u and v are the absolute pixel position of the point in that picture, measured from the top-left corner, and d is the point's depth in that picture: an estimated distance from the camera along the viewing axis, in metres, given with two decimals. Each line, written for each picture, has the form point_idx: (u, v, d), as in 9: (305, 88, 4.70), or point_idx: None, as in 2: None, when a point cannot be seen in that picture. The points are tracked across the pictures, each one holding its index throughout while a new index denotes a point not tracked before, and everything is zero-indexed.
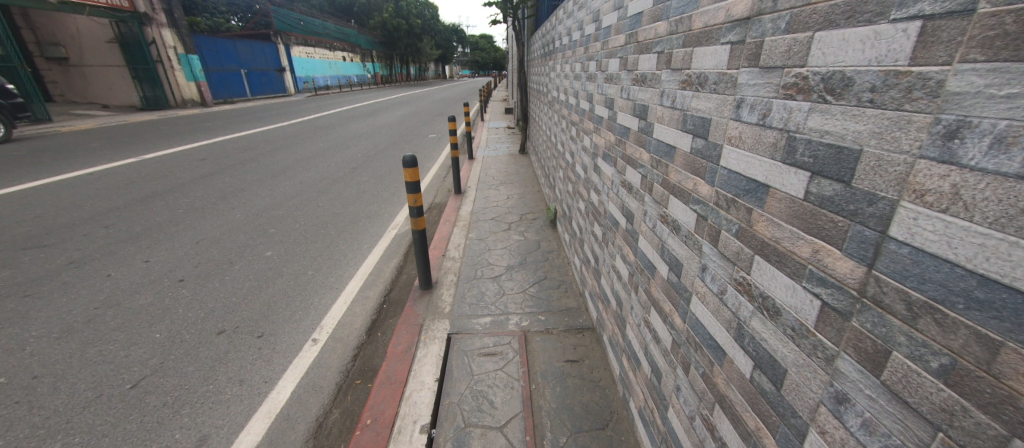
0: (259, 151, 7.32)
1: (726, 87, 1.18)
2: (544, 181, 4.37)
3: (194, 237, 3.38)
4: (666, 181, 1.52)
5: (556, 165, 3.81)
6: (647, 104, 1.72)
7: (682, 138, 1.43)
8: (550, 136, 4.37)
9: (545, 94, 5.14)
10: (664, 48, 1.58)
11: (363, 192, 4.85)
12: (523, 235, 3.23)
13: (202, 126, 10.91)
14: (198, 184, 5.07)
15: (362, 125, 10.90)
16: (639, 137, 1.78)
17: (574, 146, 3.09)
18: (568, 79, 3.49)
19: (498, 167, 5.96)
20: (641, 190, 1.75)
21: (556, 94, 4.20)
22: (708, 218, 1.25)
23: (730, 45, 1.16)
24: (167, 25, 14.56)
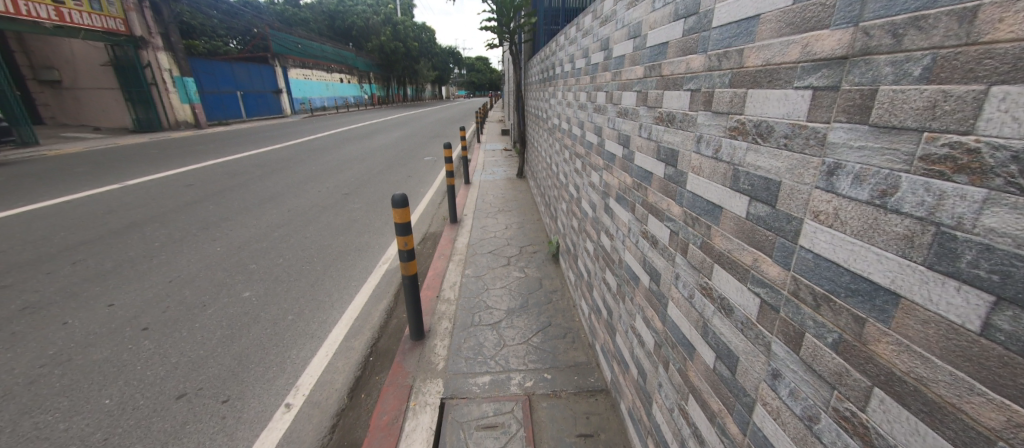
0: (249, 175, 7.12)
1: (805, 145, 0.81)
2: (544, 210, 4.16)
3: (168, 275, 3.14)
4: (705, 245, 1.17)
5: (557, 195, 3.60)
6: (673, 148, 1.34)
7: (727, 198, 1.06)
8: (550, 164, 4.17)
9: (544, 120, 4.97)
10: (695, 86, 1.21)
11: (355, 220, 4.64)
12: (523, 272, 3.00)
13: (193, 149, 10.73)
14: (181, 212, 4.86)
15: (357, 147, 10.79)
16: (661, 184, 1.43)
17: (576, 177, 2.87)
18: (569, 106, 3.28)
19: (496, 193, 5.78)
20: (668, 246, 1.41)
21: (556, 121, 4.00)
22: (780, 308, 0.90)
23: (812, 90, 0.79)
24: (163, 48, 14.55)
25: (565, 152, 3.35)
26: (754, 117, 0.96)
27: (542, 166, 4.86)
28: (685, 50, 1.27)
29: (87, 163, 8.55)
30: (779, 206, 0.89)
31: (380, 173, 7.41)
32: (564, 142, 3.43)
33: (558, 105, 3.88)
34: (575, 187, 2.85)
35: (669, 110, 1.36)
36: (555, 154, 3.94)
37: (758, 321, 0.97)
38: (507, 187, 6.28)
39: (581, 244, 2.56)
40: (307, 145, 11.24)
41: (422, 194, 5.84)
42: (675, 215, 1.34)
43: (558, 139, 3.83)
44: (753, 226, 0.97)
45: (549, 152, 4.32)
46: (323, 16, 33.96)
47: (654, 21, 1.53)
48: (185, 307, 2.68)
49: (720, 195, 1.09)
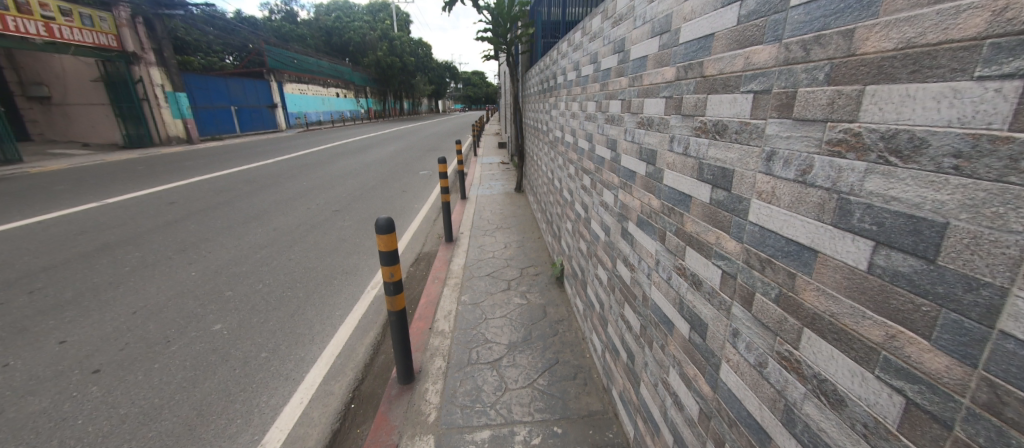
0: (235, 192, 6.86)
1: (999, 165, 0.56)
2: (546, 228, 3.91)
3: (133, 306, 2.87)
4: (793, 304, 0.91)
5: (559, 213, 3.36)
6: (728, 166, 1.10)
7: (836, 241, 0.80)
8: (551, 180, 3.93)
9: (544, 133, 4.75)
10: (763, 86, 0.98)
11: (343, 239, 4.38)
12: (525, 299, 2.74)
13: (181, 165, 10.46)
14: (157, 233, 4.57)
15: (351, 162, 10.57)
16: (709, 212, 1.18)
17: (582, 195, 2.62)
18: (573, 118, 3.05)
19: (493, 208, 5.54)
20: (722, 294, 1.15)
21: (557, 134, 3.77)
22: (952, 421, 0.63)
23: (1013, 79, 0.54)
24: (156, 63, 14.41)
25: (569, 168, 3.12)
26: (877, 124, 0.71)
27: (542, 182, 4.62)
28: (743, 45, 1.04)
29: (69, 180, 8.27)
30: (946, 261, 0.62)
31: (372, 188, 7.16)
32: (568, 157, 3.20)
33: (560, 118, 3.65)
34: (582, 206, 2.60)
35: (718, 118, 1.13)
36: (557, 169, 3.70)
37: (905, 432, 0.70)
38: (505, 203, 6.04)
39: (590, 269, 2.31)
40: (300, 159, 11.01)
41: (417, 211, 5.58)
42: (733, 254, 1.09)
43: (560, 153, 3.60)
44: (888, 287, 0.71)
45: (550, 167, 4.08)
46: (319, 31, 34.13)
47: (691, 12, 1.30)
48: (147, 344, 2.41)
49: (822, 236, 0.83)
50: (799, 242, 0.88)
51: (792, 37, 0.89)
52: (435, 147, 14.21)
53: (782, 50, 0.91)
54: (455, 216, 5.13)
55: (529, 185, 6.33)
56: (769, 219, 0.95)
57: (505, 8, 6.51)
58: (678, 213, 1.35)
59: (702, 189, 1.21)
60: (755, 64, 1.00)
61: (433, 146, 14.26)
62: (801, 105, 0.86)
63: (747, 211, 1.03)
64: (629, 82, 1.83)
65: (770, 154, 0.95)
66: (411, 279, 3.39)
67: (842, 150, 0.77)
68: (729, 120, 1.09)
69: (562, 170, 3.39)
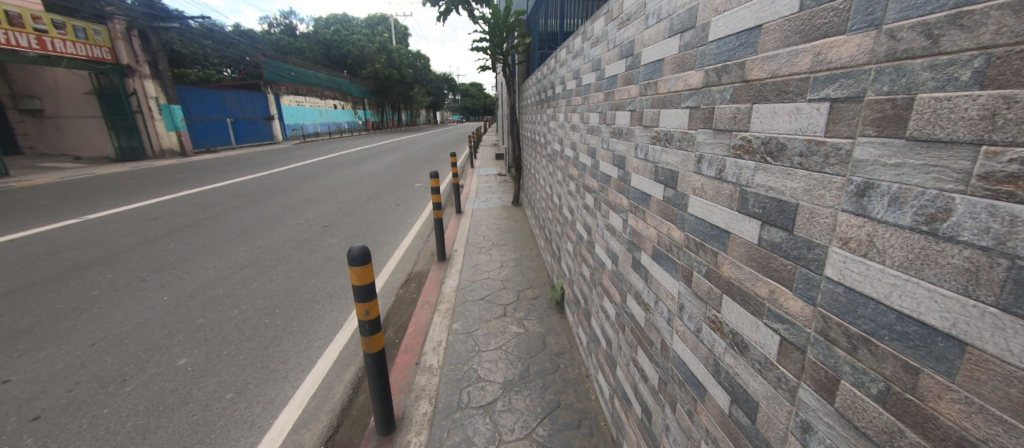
0: (223, 206, 6.65)
1: None
2: (545, 247, 3.69)
3: (93, 337, 2.63)
4: (914, 407, 0.66)
5: (559, 231, 3.14)
6: (793, 199, 0.87)
7: (1001, 332, 0.54)
8: (550, 195, 3.72)
9: (542, 146, 4.55)
10: (843, 93, 0.75)
11: (331, 258, 4.15)
12: (523, 328, 2.51)
13: (171, 178, 10.27)
14: (134, 252, 4.35)
15: (346, 174, 10.39)
16: (763, 257, 0.95)
17: (584, 214, 2.40)
18: (573, 130, 2.85)
19: (490, 223, 5.33)
20: (782, 364, 0.91)
21: (556, 147, 3.57)
22: None
23: None
24: (150, 76, 14.30)
25: (570, 183, 2.90)
26: None
27: (541, 196, 4.40)
28: (808, 38, 0.82)
29: (53, 194, 8.06)
30: None
31: (365, 202, 6.95)
32: (568, 171, 2.99)
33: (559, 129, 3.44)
34: (585, 226, 2.38)
35: (777, 134, 0.91)
36: (556, 184, 3.49)
37: None
38: (502, 217, 5.82)
39: (594, 298, 2.08)
40: (293, 172, 10.82)
41: (410, 226, 5.37)
42: (795, 315, 0.87)
43: (559, 167, 3.39)
44: None
45: (549, 181, 3.87)
46: (317, 44, 34.31)
47: (723, 3, 1.09)
48: (100, 385, 2.17)
49: (971, 319, 0.57)
50: (922, 321, 0.63)
51: (892, 21, 0.66)
52: (432, 158, 14.05)
53: (874, 39, 0.69)
54: (449, 232, 4.91)
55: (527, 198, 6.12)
56: (865, 280, 0.71)
57: (502, 17, 6.36)
58: (711, 251, 1.14)
59: (754, 228, 0.98)
60: (829, 61, 0.78)
61: (429, 158, 14.10)
62: (915, 115, 0.63)
63: (822, 263, 0.80)
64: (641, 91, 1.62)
65: (862, 186, 0.71)
66: (400, 303, 3.16)
67: (1003, 186, 0.52)
68: (791, 136, 0.87)
69: (562, 185, 3.18)
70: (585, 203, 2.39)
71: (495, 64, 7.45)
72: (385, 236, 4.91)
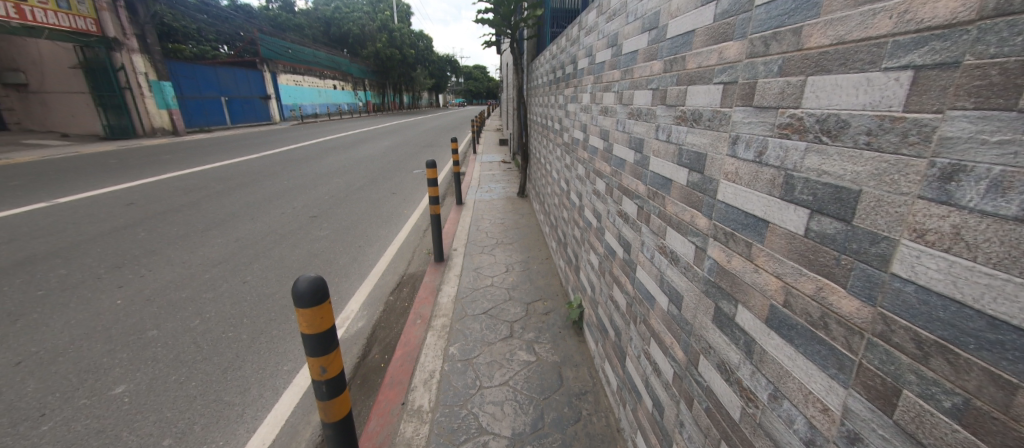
0: (206, 191, 6.19)
1: None
2: (557, 249, 3.31)
3: (20, 354, 2.23)
4: None
5: (580, 234, 2.73)
6: None
7: None
8: (565, 190, 3.27)
9: (558, 133, 3.98)
10: None
11: (316, 254, 3.74)
12: (533, 354, 2.28)
13: (158, 159, 9.77)
14: (98, 243, 3.93)
15: (342, 158, 9.91)
16: None
17: (622, 225, 2.00)
18: (621, 111, 2.11)
19: (494, 216, 4.94)
20: None
21: (584, 130, 2.86)
22: None
23: None
24: (139, 50, 13.59)
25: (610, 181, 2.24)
26: None
27: (553, 192, 3.96)
28: None
29: (27, 175, 7.55)
30: None
31: (358, 189, 6.49)
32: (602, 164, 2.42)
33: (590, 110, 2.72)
34: (623, 238, 2.01)
35: None
36: (574, 179, 3.05)
37: None
38: (506, 210, 5.41)
39: (633, 339, 1.81)
40: (286, 154, 10.30)
41: (406, 218, 4.93)
42: None
43: (580, 159, 2.94)
44: None
45: (564, 176, 3.42)
46: (317, 21, 33.18)
47: None
48: (8, 423, 1.77)
49: None
50: None
51: None
52: (432, 143, 13.52)
53: None
54: (449, 226, 4.52)
55: (534, 190, 5.69)
56: None
57: None
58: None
59: None
60: None
61: (430, 142, 13.57)
62: None
63: None
64: (794, 43, 0.95)
65: None
66: (389, 313, 2.78)
67: None
68: None
69: (585, 183, 2.76)
70: (625, 213, 2.00)
71: (501, 40, 6.88)
72: (378, 229, 4.48)
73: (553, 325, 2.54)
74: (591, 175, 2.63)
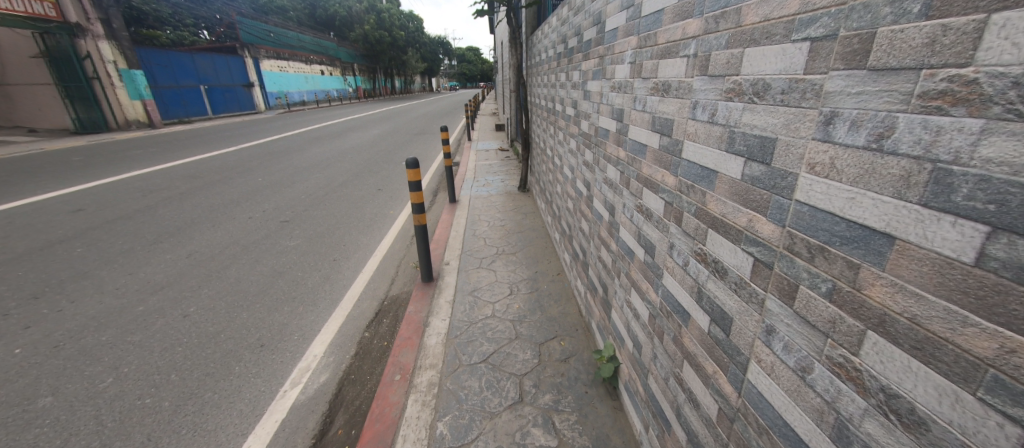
0: (169, 191, 5.58)
1: None
2: (581, 276, 3.14)
3: None
4: None
5: (609, 274, 2.62)
6: None
7: None
8: (603, 199, 2.79)
9: (587, 119, 3.22)
10: None
11: (280, 275, 3.37)
12: (553, 434, 2.15)
13: (125, 155, 9.05)
14: (25, 263, 3.36)
15: (327, 148, 9.32)
16: None
17: (714, 287, 1.55)
18: (728, 78, 1.47)
19: (492, 220, 4.64)
20: None
21: (641, 114, 2.21)
22: None
23: None
24: (105, 36, 12.70)
25: (716, 208, 1.53)
26: None
27: (574, 196, 3.50)
28: None
29: None
30: None
31: (342, 184, 5.94)
32: (688, 172, 1.73)
33: (651, 83, 2.09)
34: (709, 303, 1.58)
35: None
36: (605, 196, 2.74)
37: None
38: (505, 211, 5.03)
39: None
40: (265, 147, 9.59)
41: (389, 219, 4.54)
42: None
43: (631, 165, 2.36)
44: None
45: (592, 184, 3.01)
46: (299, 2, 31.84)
47: None
48: None
49: None
50: None
51: None
52: (423, 129, 12.91)
53: None
54: (438, 232, 4.31)
55: (536, 185, 5.23)
56: None
57: None
58: None
59: None
60: None
61: (421, 130, 12.91)
62: None
63: None
64: None
65: None
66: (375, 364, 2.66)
67: None
68: None
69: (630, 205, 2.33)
70: (710, 264, 1.57)
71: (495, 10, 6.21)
72: (358, 239, 4.04)
73: (574, 380, 2.51)
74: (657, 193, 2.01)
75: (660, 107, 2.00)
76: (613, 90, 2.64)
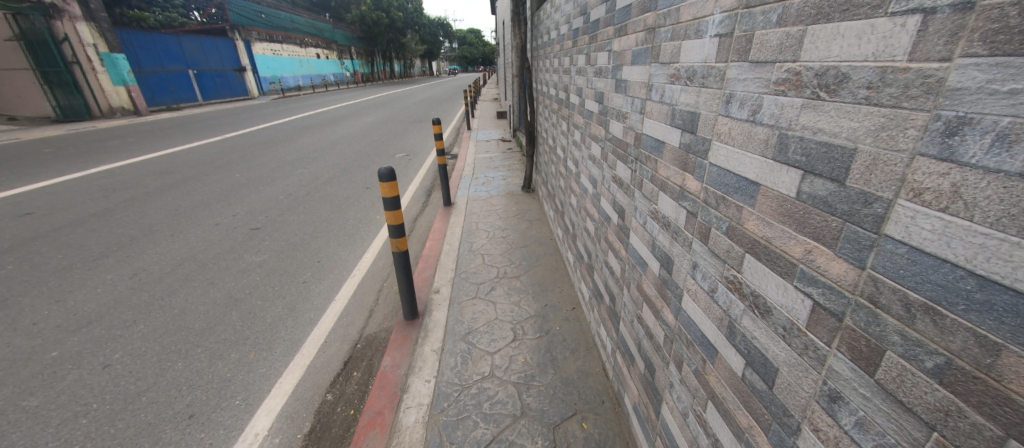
0: (133, 191, 5.18)
1: None
2: (612, 333, 2.71)
3: None
4: None
5: (650, 339, 2.21)
6: None
7: None
8: (661, 241, 2.05)
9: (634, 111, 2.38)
10: None
11: (227, 316, 3.26)
12: None
13: (103, 145, 8.66)
14: None
15: (317, 139, 8.87)
16: None
17: None
18: None
19: (488, 240, 4.30)
20: None
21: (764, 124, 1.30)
22: None
23: None
24: (83, 17, 12.04)
25: None
26: None
27: (598, 221, 3.08)
28: None
29: None
30: None
31: (326, 183, 5.55)
32: (936, 282, 0.84)
33: (794, 68, 1.17)
34: None
35: None
36: (651, 234, 2.16)
37: None
38: (508, 221, 4.66)
39: None
40: (250, 135, 9.15)
41: (364, 246, 4.27)
42: None
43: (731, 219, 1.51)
44: None
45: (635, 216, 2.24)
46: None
47: None
48: None
49: None
50: None
51: None
52: (421, 116, 12.44)
53: None
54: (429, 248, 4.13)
55: (543, 188, 4.89)
56: None
57: None
58: None
59: None
60: None
61: (416, 117, 12.35)
62: None
63: None
64: None
65: None
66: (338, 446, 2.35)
67: None
68: None
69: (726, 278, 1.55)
70: None
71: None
72: None
73: None
74: (821, 281, 1.10)
75: (823, 121, 1.09)
76: (690, 76, 1.75)
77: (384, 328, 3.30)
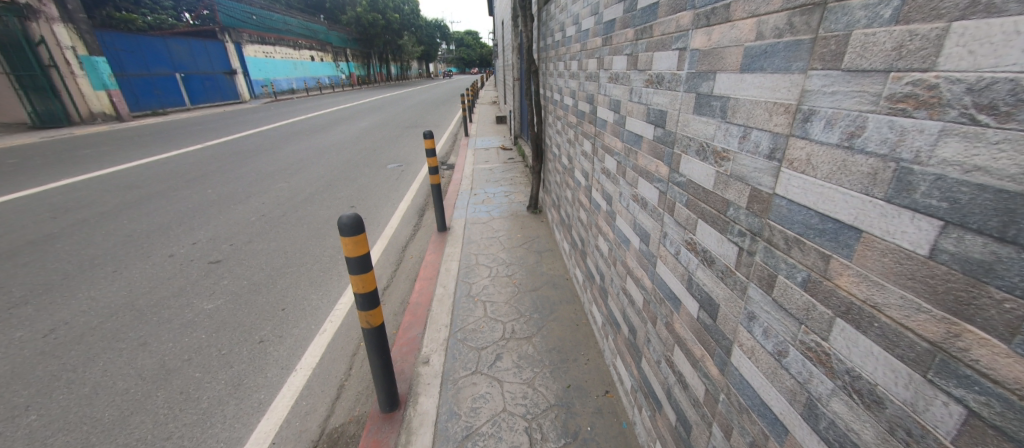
0: (59, 228, 4.98)
1: None
2: None
3: None
4: None
5: (707, 432, 2.27)
6: None
7: None
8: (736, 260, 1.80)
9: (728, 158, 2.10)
10: None
11: (231, 340, 3.75)
12: None
13: (73, 155, 8.07)
14: None
15: (304, 146, 8.33)
16: None
17: None
18: None
19: (484, 297, 4.11)
20: None
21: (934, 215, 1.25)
22: None
23: None
24: (60, 19, 11.39)
25: None
26: None
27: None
28: None
29: None
30: None
31: (280, 221, 5.37)
32: None
33: None
34: None
35: None
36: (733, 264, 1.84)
37: None
38: (513, 253, 4.74)
39: None
40: (232, 143, 8.55)
41: (341, 290, 4.41)
42: None
43: None
44: None
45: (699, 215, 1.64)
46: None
47: None
48: None
49: None
50: None
51: None
52: (416, 121, 11.99)
53: None
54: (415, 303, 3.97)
55: (554, 213, 5.06)
56: None
57: None
58: None
59: None
60: None
61: (411, 122, 11.80)
62: None
63: None
64: None
65: None
66: None
67: None
68: None
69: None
70: None
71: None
72: None
73: None
74: None
75: None
76: (897, 137, 1.30)
77: (351, 418, 3.10)
